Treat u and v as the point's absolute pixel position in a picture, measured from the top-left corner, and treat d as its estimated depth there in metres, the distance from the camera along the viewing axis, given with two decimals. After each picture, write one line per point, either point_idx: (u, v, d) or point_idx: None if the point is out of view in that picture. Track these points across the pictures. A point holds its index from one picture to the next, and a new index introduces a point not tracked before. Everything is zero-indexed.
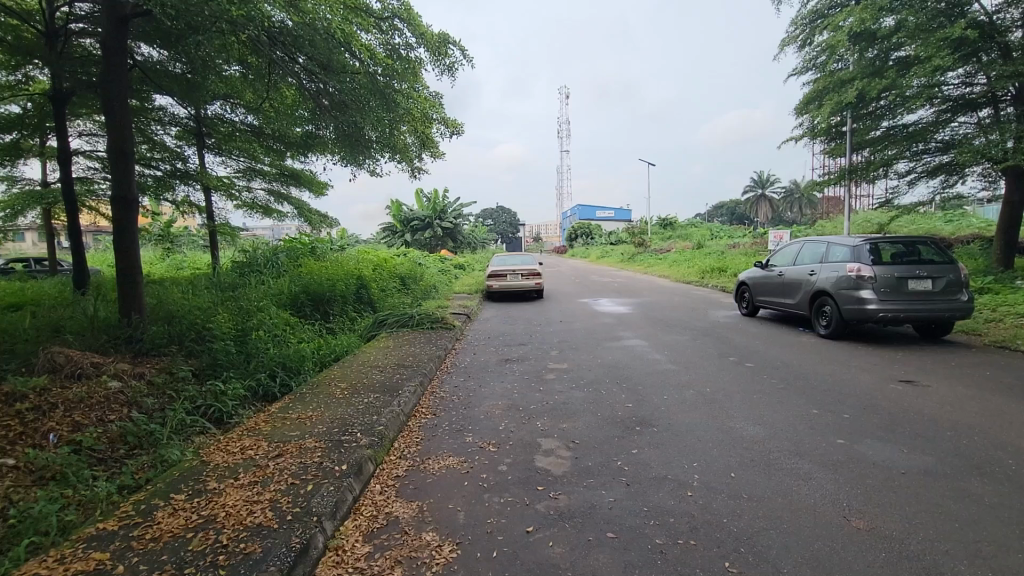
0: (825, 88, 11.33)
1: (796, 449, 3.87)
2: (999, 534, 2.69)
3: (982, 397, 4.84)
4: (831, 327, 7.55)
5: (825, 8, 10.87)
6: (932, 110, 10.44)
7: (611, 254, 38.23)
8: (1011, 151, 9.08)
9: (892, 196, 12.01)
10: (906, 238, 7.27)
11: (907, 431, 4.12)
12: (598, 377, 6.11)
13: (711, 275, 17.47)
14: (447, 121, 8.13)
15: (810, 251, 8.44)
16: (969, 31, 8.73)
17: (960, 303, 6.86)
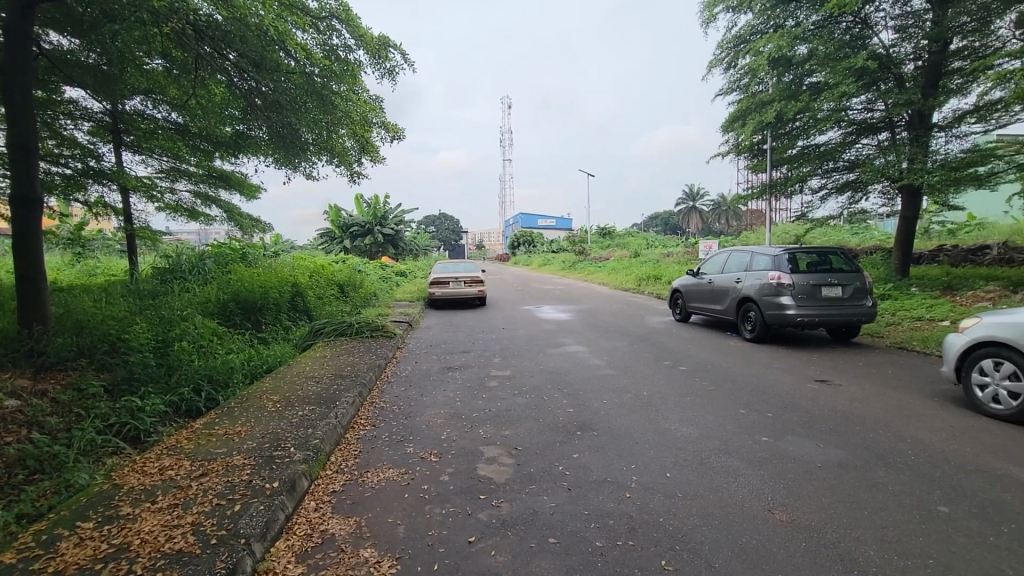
0: (747, 108, 12.14)
1: (725, 448, 4.10)
2: (901, 519, 2.96)
3: (885, 394, 5.33)
4: (755, 331, 8.06)
5: (748, 34, 11.65)
6: (840, 132, 11.45)
7: (553, 261, 38.93)
8: (906, 171, 10.12)
9: (808, 210, 13.02)
10: (820, 249, 7.91)
11: (821, 427, 4.46)
12: (540, 383, 6.19)
13: (647, 282, 18.18)
14: (387, 125, 8.01)
15: (736, 260, 8.97)
16: (869, 62, 9.67)
17: (866, 308, 7.52)
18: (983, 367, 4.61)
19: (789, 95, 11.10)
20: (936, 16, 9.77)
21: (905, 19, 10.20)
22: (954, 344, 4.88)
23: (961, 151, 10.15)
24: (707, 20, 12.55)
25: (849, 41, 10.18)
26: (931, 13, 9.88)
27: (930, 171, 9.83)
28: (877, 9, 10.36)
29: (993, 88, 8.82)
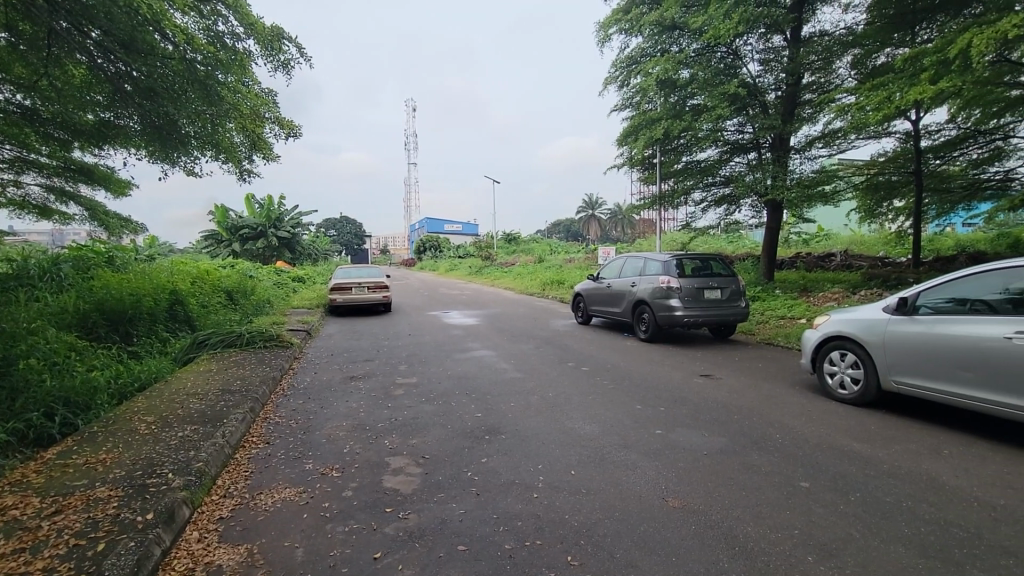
0: (638, 125, 13.03)
1: (623, 442, 4.35)
2: (771, 496, 3.35)
3: (756, 385, 5.99)
4: (648, 331, 8.67)
5: (638, 56, 12.51)
6: (717, 150, 12.72)
7: (459, 266, 38.92)
8: (770, 187, 11.47)
9: (692, 220, 14.27)
10: (702, 255, 8.68)
11: (705, 418, 4.90)
12: (447, 389, 6.15)
13: (551, 287, 18.80)
14: (281, 121, 7.52)
15: (630, 266, 9.59)
16: (739, 89, 10.87)
17: (740, 308, 8.39)
18: (832, 358, 5.36)
19: (675, 114, 12.10)
20: (791, 53, 11.25)
21: (768, 54, 11.59)
22: (810, 338, 5.61)
23: (812, 171, 11.73)
24: (602, 40, 13.31)
25: (723, 69, 11.35)
26: (788, 50, 11.35)
27: (789, 188, 11.25)
28: (745, 43, 11.66)
29: (835, 118, 10.33)
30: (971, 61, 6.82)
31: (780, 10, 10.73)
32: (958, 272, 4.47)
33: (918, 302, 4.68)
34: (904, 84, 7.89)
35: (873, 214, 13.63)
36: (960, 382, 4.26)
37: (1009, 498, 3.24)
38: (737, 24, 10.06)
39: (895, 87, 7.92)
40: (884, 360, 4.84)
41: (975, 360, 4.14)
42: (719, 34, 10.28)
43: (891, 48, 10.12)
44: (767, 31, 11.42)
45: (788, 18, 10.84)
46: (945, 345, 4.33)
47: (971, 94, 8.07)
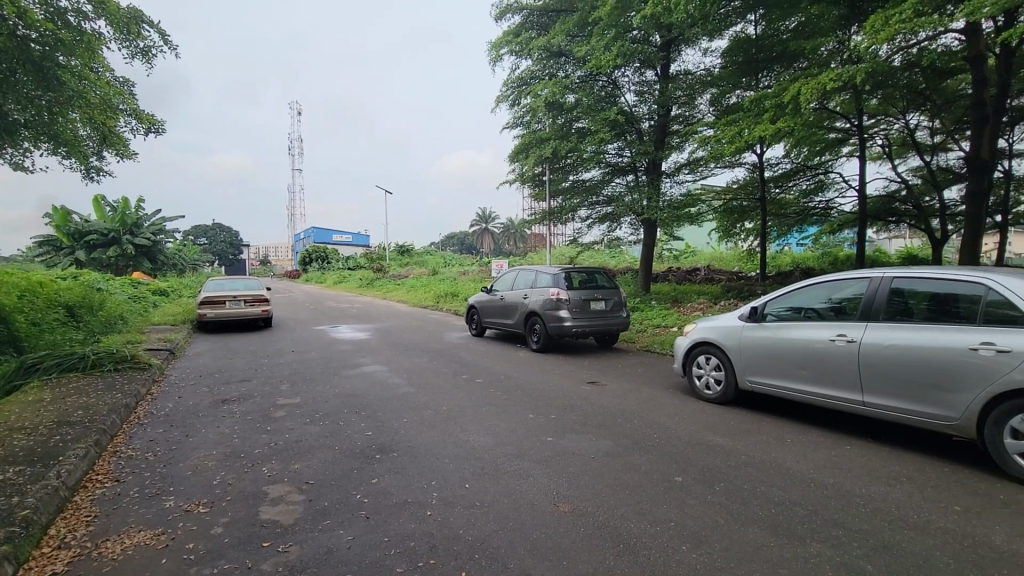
0: (529, 143, 13.55)
1: (517, 452, 4.45)
2: (649, 492, 3.63)
3: (636, 390, 6.48)
4: (540, 341, 8.98)
5: (528, 77, 13.07)
6: (600, 171, 13.64)
7: (349, 279, 37.24)
8: (646, 208, 12.53)
9: (578, 235, 15.10)
10: (589, 269, 9.21)
11: (592, 423, 5.19)
12: (335, 408, 5.83)
13: (445, 300, 18.69)
14: (140, 115, 6.71)
15: (522, 278, 9.88)
16: (618, 116, 11.82)
17: (622, 318, 9.01)
18: (699, 362, 5.97)
19: (562, 135, 12.79)
20: (661, 87, 12.43)
21: (642, 85, 12.69)
22: (681, 345, 6.20)
23: (680, 194, 12.97)
24: (494, 59, 13.70)
25: (605, 96, 12.25)
26: (658, 84, 12.52)
27: (661, 208, 12.38)
28: (623, 75, 12.70)
29: (698, 148, 11.61)
30: (801, 106, 8.06)
31: (652, 48, 11.88)
32: (797, 284, 5.21)
33: (766, 311, 5.39)
34: (751, 122, 9.12)
35: (729, 233, 15.48)
36: (799, 379, 4.97)
37: (834, 477, 3.84)
38: (616, 56, 10.98)
39: (744, 124, 9.14)
40: (741, 362, 5.49)
41: (809, 360, 4.86)
42: (600, 64, 11.12)
43: (741, 89, 11.64)
44: (641, 66, 12.55)
45: (658, 56, 12.02)
46: (788, 347, 5.04)
47: (800, 134, 9.57)
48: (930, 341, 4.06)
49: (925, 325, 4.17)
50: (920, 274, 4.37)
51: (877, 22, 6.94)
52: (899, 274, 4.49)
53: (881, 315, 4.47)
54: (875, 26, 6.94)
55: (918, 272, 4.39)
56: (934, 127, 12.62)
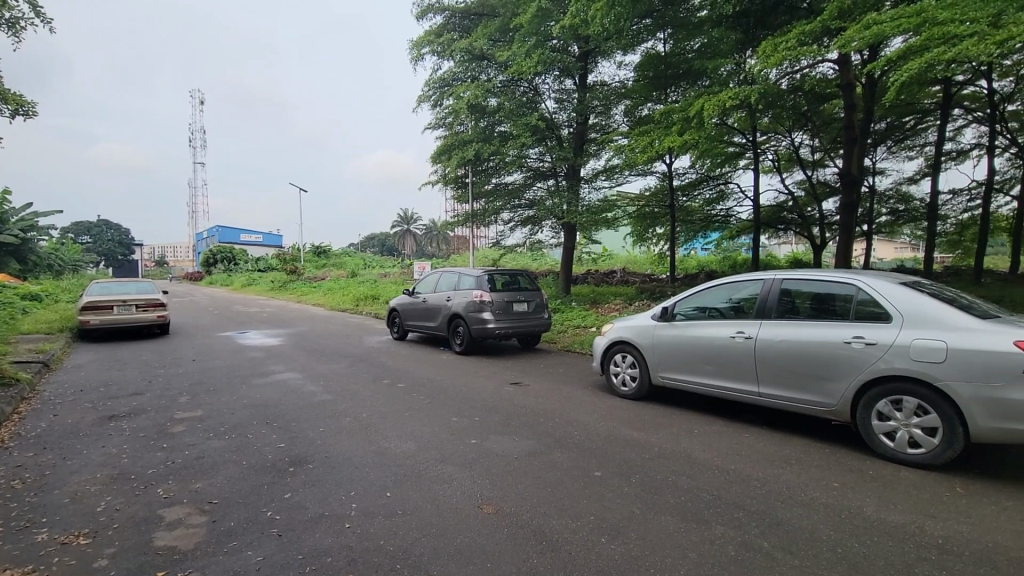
0: (452, 145, 13.49)
1: (440, 456, 4.41)
2: (571, 489, 3.74)
3: (558, 389, 6.65)
4: (463, 344, 8.96)
5: (450, 78, 12.99)
6: (522, 175, 13.87)
7: (259, 281, 34.93)
8: (565, 212, 12.92)
9: (501, 238, 15.25)
10: (511, 271, 9.32)
11: (515, 424, 5.26)
12: (243, 419, 5.44)
13: (364, 302, 18.09)
14: (6, 95, 5.89)
15: (445, 280, 9.80)
16: (539, 122, 12.09)
17: (544, 319, 9.21)
18: (616, 361, 6.26)
19: (484, 138, 12.86)
20: (579, 96, 12.84)
21: (562, 94, 13.04)
22: (600, 344, 6.45)
23: (598, 200, 13.46)
24: (415, 58, 13.49)
25: (526, 102, 12.49)
26: (577, 93, 12.93)
27: (580, 213, 12.84)
28: (543, 82, 12.99)
29: (614, 156, 12.15)
30: (704, 121, 8.71)
31: (570, 57, 12.25)
32: (703, 285, 5.59)
33: (676, 311, 5.74)
34: (661, 133, 9.70)
35: (643, 237, 16.35)
36: (704, 374, 5.37)
37: (735, 463, 4.18)
38: (537, 63, 11.26)
39: (655, 134, 9.71)
40: (653, 360, 5.83)
41: (714, 356, 5.25)
42: (522, 69, 11.34)
43: (652, 102, 12.37)
44: (560, 74, 12.87)
45: (576, 66, 12.41)
46: (695, 345, 5.41)
47: (704, 146, 10.33)
48: (813, 336, 4.54)
49: (810, 322, 4.66)
50: (804, 276, 4.87)
51: (768, 48, 7.64)
52: (788, 276, 4.97)
53: (773, 313, 4.93)
54: (766, 52, 7.64)
55: (804, 274, 4.88)
56: (814, 145, 14.24)
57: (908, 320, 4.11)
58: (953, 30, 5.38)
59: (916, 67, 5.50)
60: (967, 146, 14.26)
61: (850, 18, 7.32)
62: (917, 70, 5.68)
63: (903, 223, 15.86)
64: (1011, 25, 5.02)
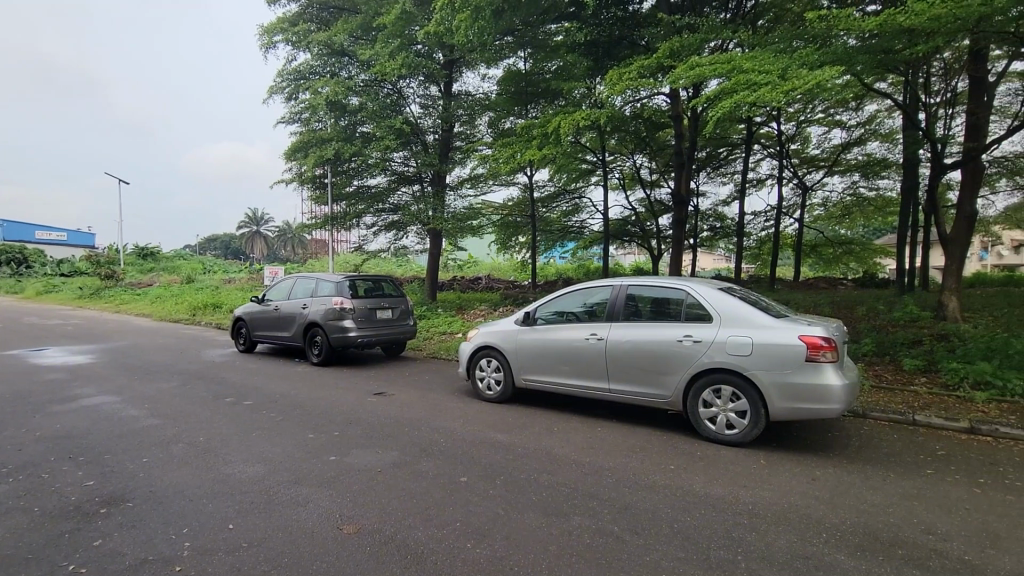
0: (308, 142, 12.66)
1: (294, 478, 4.08)
2: (436, 498, 3.72)
3: (423, 397, 6.58)
4: (322, 355, 8.42)
5: (307, 71, 12.28)
6: (386, 178, 13.48)
7: (60, 288, 28.98)
8: (431, 218, 12.88)
9: (363, 243, 14.64)
10: (374, 277, 8.99)
11: (378, 436, 5.08)
12: (34, 456, 4.46)
13: (203, 312, 16.03)
14: None
15: (300, 286, 9.10)
16: (404, 126, 11.87)
17: (409, 326, 9.02)
18: (481, 365, 6.39)
19: (345, 138, 12.30)
20: (444, 103, 12.82)
21: (426, 99, 12.90)
22: (465, 349, 6.54)
23: (463, 208, 13.56)
24: (265, 45, 12.41)
25: (389, 104, 12.15)
26: (442, 100, 12.90)
27: (445, 220, 12.88)
28: (407, 86, 12.72)
29: (478, 165, 12.42)
30: (561, 138, 9.34)
31: (435, 64, 12.19)
32: (561, 291, 5.96)
33: (536, 315, 6.05)
34: (522, 146, 10.15)
35: (506, 245, 16.91)
36: (561, 374, 5.74)
37: (588, 456, 4.53)
38: (401, 66, 11.18)
39: (517, 147, 10.14)
40: (516, 362, 6.06)
41: (571, 356, 5.64)
42: (385, 70, 11.17)
43: (513, 117, 12.67)
44: (425, 80, 12.73)
45: (441, 73, 12.39)
46: (554, 347, 5.75)
47: (561, 161, 11.05)
48: (652, 335, 5.12)
49: (650, 323, 5.24)
50: (645, 282, 5.46)
51: (614, 76, 8.46)
52: (631, 282, 5.53)
53: (620, 316, 5.45)
54: (613, 79, 8.45)
55: (644, 280, 5.47)
56: (652, 168, 16.07)
57: (725, 320, 4.84)
58: (753, 78, 6.46)
59: (728, 106, 6.51)
60: (764, 176, 17.20)
61: (680, 59, 8.40)
62: (729, 108, 6.71)
63: (720, 238, 18.60)
64: (793, 79, 6.19)
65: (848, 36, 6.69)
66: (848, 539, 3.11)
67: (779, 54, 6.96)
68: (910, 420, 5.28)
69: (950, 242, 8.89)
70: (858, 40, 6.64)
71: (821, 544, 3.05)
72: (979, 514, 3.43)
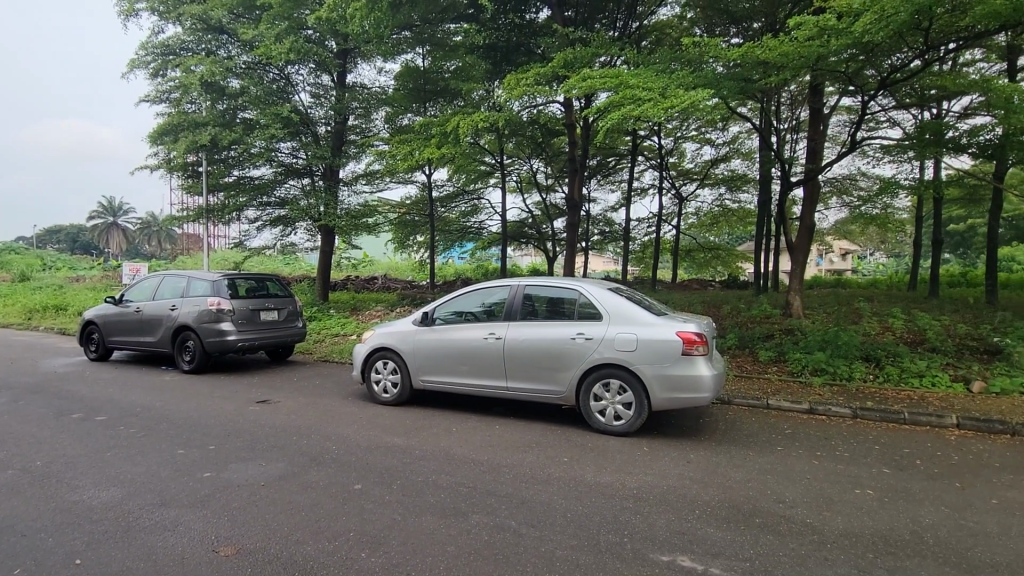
0: (178, 125, 11.40)
1: (161, 499, 3.66)
2: (328, 508, 3.55)
3: (313, 403, 6.22)
4: (195, 361, 7.62)
5: (177, 47, 11.22)
6: (271, 170, 12.50)
7: None
8: (322, 214, 12.21)
9: (245, 238, 13.48)
10: (257, 275, 8.30)
11: (263, 447, 4.72)
12: None
13: (41, 315, 13.71)
14: None
15: (168, 285, 8.15)
16: (292, 114, 11.12)
17: (298, 328, 8.44)
18: (377, 367, 6.20)
19: (223, 123, 11.29)
20: (337, 94, 12.17)
21: (318, 88, 12.16)
22: (360, 351, 6.30)
23: (357, 204, 13.00)
24: (124, 12, 10.98)
25: (275, 90, 11.32)
26: (334, 91, 12.20)
27: (338, 216, 12.29)
28: (296, 72, 11.85)
29: (374, 161, 12.02)
30: (459, 138, 9.36)
31: (327, 52, 11.53)
32: (460, 290, 5.95)
33: (435, 315, 5.99)
34: (421, 144, 10.02)
35: (403, 245, 16.55)
36: (460, 374, 5.74)
37: (486, 454, 4.60)
38: (288, 51, 10.53)
39: (415, 145, 9.98)
40: (413, 364, 5.96)
41: (470, 356, 5.67)
42: (270, 54, 10.47)
43: (411, 113, 12.41)
44: (316, 68, 11.98)
45: (334, 63, 11.70)
46: (454, 347, 5.75)
47: (460, 161, 11.07)
48: (548, 334, 5.32)
49: (546, 322, 5.43)
50: (541, 282, 5.64)
51: (512, 81, 8.67)
52: (529, 282, 5.68)
53: (517, 315, 5.58)
54: (511, 84, 8.66)
55: (541, 280, 5.65)
56: (547, 173, 16.68)
57: (614, 318, 5.16)
58: (638, 94, 6.96)
59: (616, 117, 6.93)
60: (647, 186, 18.59)
61: (573, 70, 8.83)
62: (617, 120, 7.16)
63: (608, 241, 19.79)
64: (672, 97, 6.74)
65: (717, 63, 7.47)
66: (717, 513, 3.49)
67: (659, 74, 7.60)
68: (764, 404, 6.04)
69: (795, 249, 10.29)
70: (724, 67, 7.43)
71: (694, 520, 3.38)
72: (816, 481, 4.03)
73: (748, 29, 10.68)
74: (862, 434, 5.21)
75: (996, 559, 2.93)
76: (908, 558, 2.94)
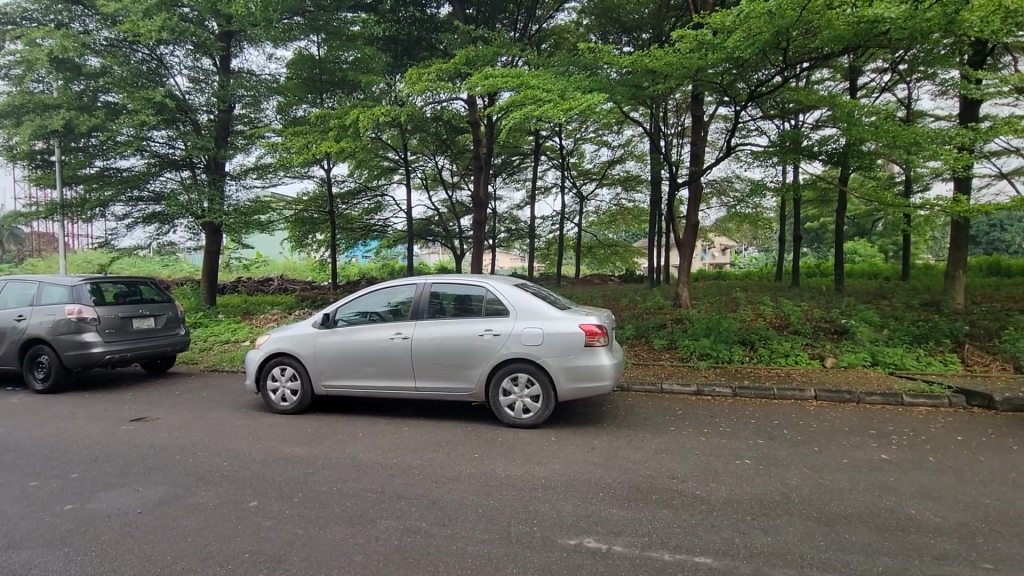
0: (21, 106, 9.88)
1: (8, 541, 3.15)
2: (220, 529, 3.28)
3: (200, 417, 5.69)
4: (51, 379, 6.64)
5: (18, 17, 9.87)
6: (143, 161, 11.17)
7: None
8: (206, 211, 11.16)
9: (112, 238, 11.96)
10: (128, 279, 7.39)
11: (139, 469, 4.24)
12: None
13: None
14: None
15: (13, 293, 7.02)
16: (167, 100, 10.00)
17: (179, 336, 7.63)
18: (274, 375, 5.81)
19: (80, 107, 9.94)
20: (220, 80, 11.10)
21: (196, 73, 10.98)
22: (253, 358, 5.87)
23: (247, 200, 12.02)
24: None
25: (146, 72, 10.10)
26: (217, 76, 11.13)
27: (226, 213, 11.29)
28: (171, 53, 10.58)
29: (266, 154, 11.21)
30: (359, 131, 9.01)
31: (207, 34, 10.52)
32: (364, 291, 5.74)
33: (337, 317, 5.73)
34: (317, 137, 9.53)
35: (301, 243, 15.64)
36: (365, 376, 5.55)
37: (394, 457, 4.50)
38: (159, 29, 9.46)
39: (311, 137, 9.47)
40: (315, 368, 5.67)
41: (375, 357, 5.50)
42: (138, 32, 9.35)
43: (307, 104, 11.54)
44: (195, 50, 10.76)
45: (216, 45, 10.65)
46: (358, 349, 5.54)
47: (361, 157, 10.66)
48: (455, 332, 5.31)
49: (453, 320, 5.41)
50: (449, 280, 5.61)
51: (414, 75, 8.52)
52: (436, 281, 5.62)
53: (424, 314, 5.50)
54: (412, 79, 8.53)
55: (448, 279, 5.61)
56: (453, 170, 16.61)
57: (520, 314, 5.26)
58: (539, 95, 7.13)
59: (519, 116, 7.04)
60: (550, 185, 19.14)
61: (475, 67, 8.86)
62: (520, 120, 7.27)
63: (515, 239, 20.14)
64: (571, 100, 6.98)
65: (612, 70, 7.87)
66: (619, 494, 3.70)
67: (559, 76, 7.89)
68: (658, 388, 6.52)
69: (683, 245, 11.16)
70: (617, 73, 7.86)
71: (598, 502, 3.57)
72: (703, 456, 4.43)
73: (638, 38, 11.60)
74: (741, 410, 5.80)
75: (847, 511, 3.41)
76: (778, 517, 3.33)
